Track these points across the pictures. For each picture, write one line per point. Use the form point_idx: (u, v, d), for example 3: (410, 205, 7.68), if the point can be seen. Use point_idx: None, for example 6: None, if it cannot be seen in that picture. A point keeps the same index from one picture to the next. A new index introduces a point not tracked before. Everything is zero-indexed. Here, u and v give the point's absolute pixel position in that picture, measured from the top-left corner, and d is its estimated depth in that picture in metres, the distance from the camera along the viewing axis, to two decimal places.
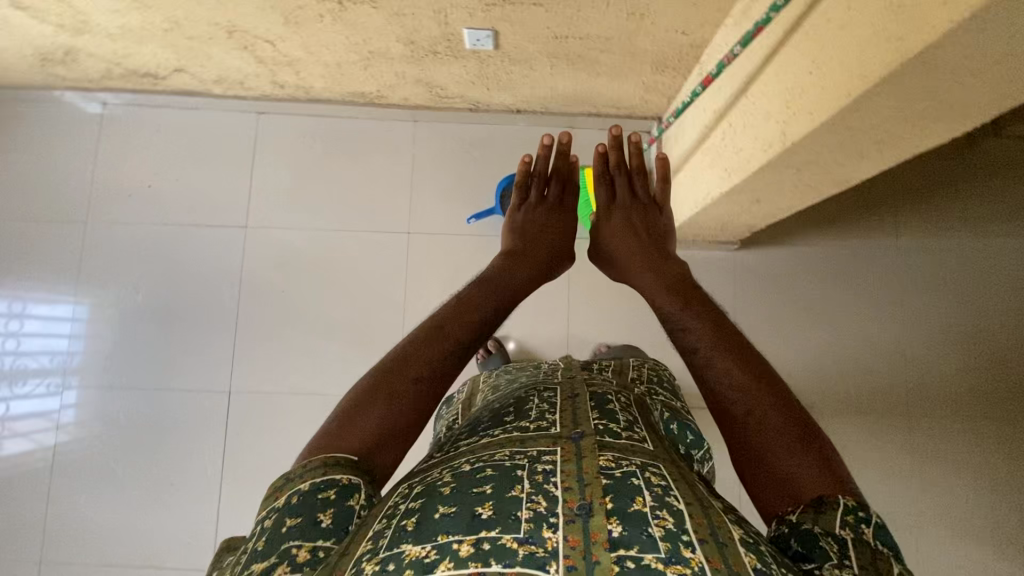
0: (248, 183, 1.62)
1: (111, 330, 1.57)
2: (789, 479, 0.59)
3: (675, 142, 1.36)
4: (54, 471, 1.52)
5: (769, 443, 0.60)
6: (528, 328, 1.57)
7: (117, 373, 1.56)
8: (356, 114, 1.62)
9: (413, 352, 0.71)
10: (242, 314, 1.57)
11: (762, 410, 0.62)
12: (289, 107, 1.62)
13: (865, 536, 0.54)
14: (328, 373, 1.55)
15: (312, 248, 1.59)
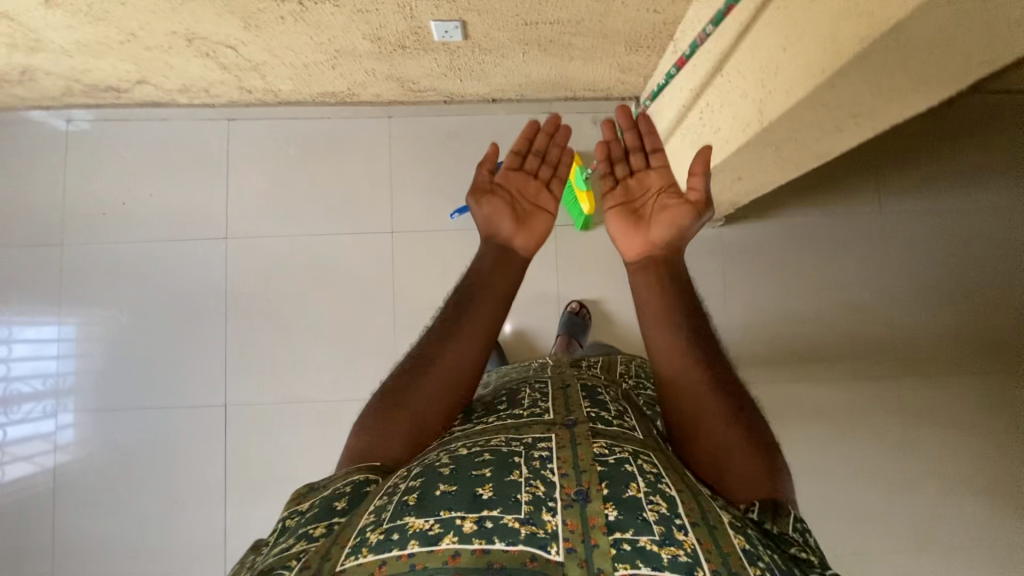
0: (226, 193, 1.59)
1: (101, 349, 1.56)
2: (760, 479, 0.79)
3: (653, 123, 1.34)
4: (57, 492, 1.52)
5: (753, 446, 0.80)
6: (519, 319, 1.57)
7: (110, 392, 1.55)
8: (329, 114, 1.59)
9: (421, 356, 0.91)
10: (232, 326, 1.56)
11: (736, 424, 0.81)
12: (259, 112, 1.58)
13: (806, 537, 0.76)
14: (322, 378, 1.55)
15: (296, 254, 1.57)
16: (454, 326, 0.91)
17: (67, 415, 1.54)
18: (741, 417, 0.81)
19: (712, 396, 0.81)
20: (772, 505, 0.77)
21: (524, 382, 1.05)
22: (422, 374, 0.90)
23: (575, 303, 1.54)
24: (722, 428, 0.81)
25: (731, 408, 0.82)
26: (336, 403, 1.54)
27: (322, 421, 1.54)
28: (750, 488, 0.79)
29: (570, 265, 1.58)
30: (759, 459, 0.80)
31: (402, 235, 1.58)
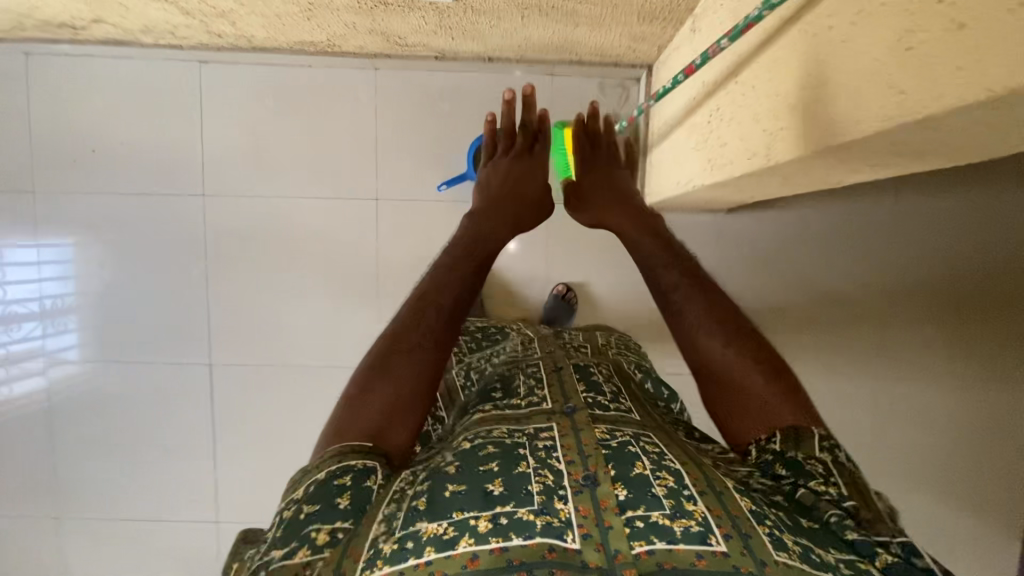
0: (202, 144, 1.49)
1: (86, 292, 1.55)
2: (774, 420, 0.82)
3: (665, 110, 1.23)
4: (55, 423, 1.59)
5: (769, 390, 0.83)
6: (502, 299, 1.53)
7: (101, 332, 1.56)
8: (311, 62, 1.45)
9: (402, 326, 0.87)
10: (216, 285, 1.54)
11: (747, 362, 0.85)
12: (233, 57, 1.45)
13: (839, 457, 0.77)
14: (305, 342, 1.55)
15: (277, 216, 1.51)
16: (456, 279, 0.95)
17: (59, 336, 1.56)
18: (751, 353, 0.86)
19: (717, 341, 0.87)
20: (796, 430, 0.79)
21: (516, 364, 1.04)
22: (414, 337, 0.86)
23: (561, 286, 1.50)
24: (734, 370, 0.85)
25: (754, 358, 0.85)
26: (320, 368, 1.57)
27: (307, 386, 1.57)
28: (773, 421, 0.81)
29: (561, 244, 1.52)
30: (777, 386, 0.83)
31: (389, 203, 1.51)
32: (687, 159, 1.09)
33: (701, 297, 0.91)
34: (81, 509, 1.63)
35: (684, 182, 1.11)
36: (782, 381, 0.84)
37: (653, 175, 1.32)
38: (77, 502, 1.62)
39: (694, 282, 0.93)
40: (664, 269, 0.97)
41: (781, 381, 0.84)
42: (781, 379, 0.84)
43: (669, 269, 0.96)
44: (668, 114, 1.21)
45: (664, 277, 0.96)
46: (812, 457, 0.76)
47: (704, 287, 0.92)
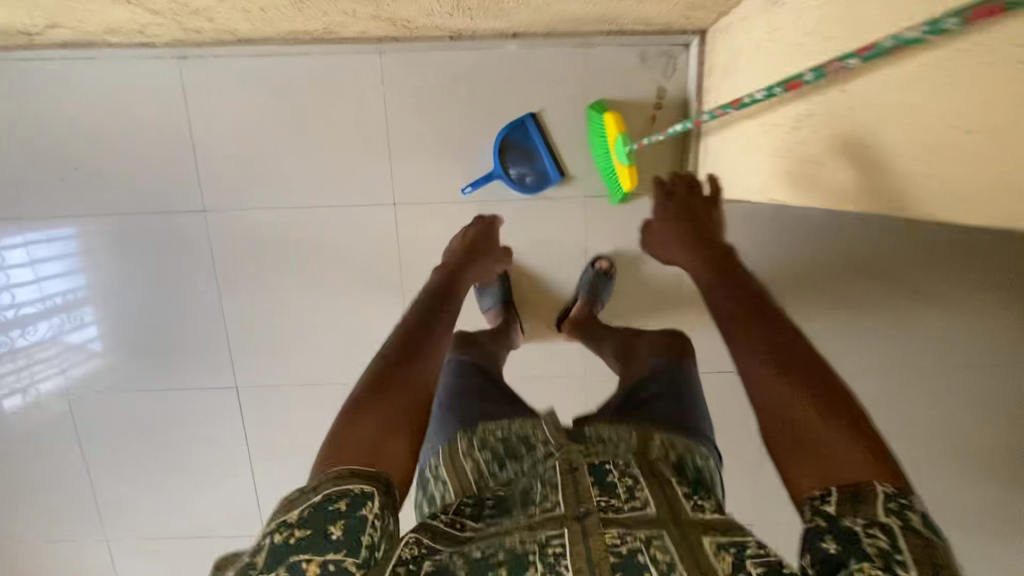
0: (196, 152, 1.34)
1: (96, 304, 1.44)
2: (836, 466, 0.65)
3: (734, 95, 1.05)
4: (83, 445, 1.54)
5: (831, 429, 0.68)
6: (538, 305, 1.42)
7: (119, 344, 1.46)
8: (308, 50, 1.26)
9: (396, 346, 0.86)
10: (232, 304, 1.43)
11: (800, 394, 0.72)
12: (217, 51, 1.26)
13: (913, 522, 0.58)
14: (332, 359, 1.47)
15: (288, 229, 1.38)
16: (445, 315, 0.97)
17: (76, 335, 1.46)
18: (807, 382, 0.73)
19: (769, 367, 0.75)
20: (854, 484, 0.62)
21: (540, 430, 0.89)
22: (413, 360, 0.85)
23: (604, 261, 1.36)
24: (785, 403, 0.72)
25: (813, 391, 0.72)
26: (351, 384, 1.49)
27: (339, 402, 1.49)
28: (829, 472, 0.65)
29: (601, 241, 1.38)
30: (835, 424, 0.68)
31: (409, 206, 1.36)
32: (769, 164, 0.92)
33: (760, 325, 0.80)
34: (125, 533, 1.61)
35: (770, 193, 0.94)
36: (842, 416, 0.69)
37: (720, 173, 1.15)
38: (121, 521, 1.60)
39: (750, 311, 0.83)
40: (722, 302, 0.86)
41: (844, 418, 0.69)
42: (843, 415, 0.69)
43: (730, 301, 0.85)
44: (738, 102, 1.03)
45: (720, 309, 0.86)
46: (873, 525, 0.58)
47: (765, 317, 0.81)
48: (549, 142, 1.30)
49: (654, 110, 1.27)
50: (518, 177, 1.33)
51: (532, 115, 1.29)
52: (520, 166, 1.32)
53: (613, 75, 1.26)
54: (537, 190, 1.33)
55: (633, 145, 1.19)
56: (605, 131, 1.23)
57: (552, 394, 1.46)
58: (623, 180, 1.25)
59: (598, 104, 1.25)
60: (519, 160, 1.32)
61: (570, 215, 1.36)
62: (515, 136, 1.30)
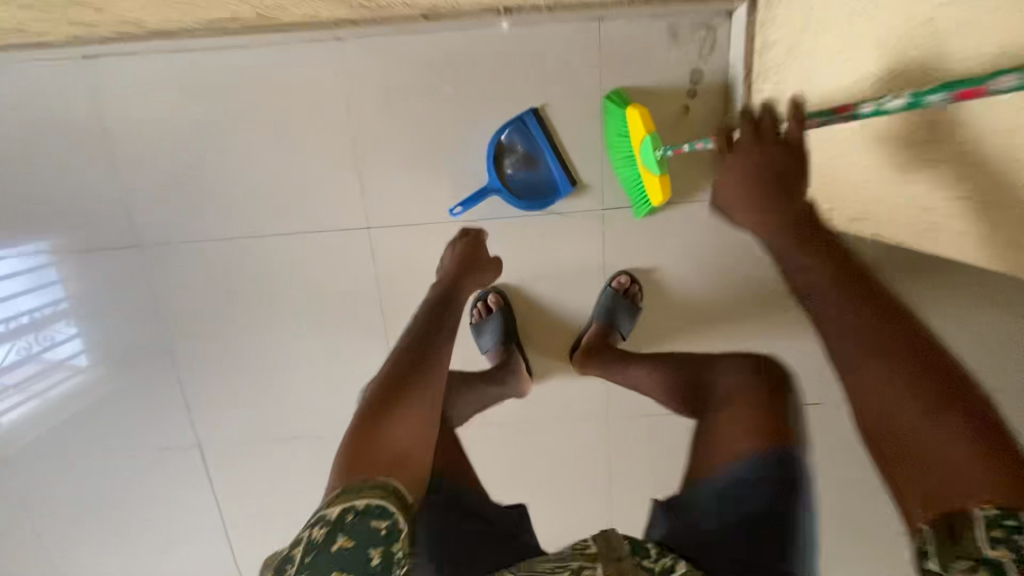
0: (132, 172, 1.11)
1: (79, 326, 1.19)
2: (943, 479, 0.43)
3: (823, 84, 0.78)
4: (31, 502, 1.28)
5: (933, 429, 0.44)
6: (548, 341, 1.19)
7: (104, 364, 1.21)
8: (255, 44, 1.03)
9: (395, 367, 0.80)
10: (188, 348, 1.20)
11: (897, 389, 0.47)
12: (144, 50, 1.04)
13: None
14: (306, 412, 1.24)
15: (243, 262, 1.15)
16: (452, 323, 0.89)
17: (52, 356, 1.20)
18: (903, 366, 0.47)
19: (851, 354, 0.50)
20: (955, 510, 0.41)
21: None
22: (423, 366, 0.80)
23: (624, 276, 1.12)
24: (858, 395, 0.49)
25: (898, 368, 0.47)
26: (331, 440, 1.26)
27: (317, 459, 1.27)
28: (940, 492, 0.42)
29: (621, 262, 1.13)
30: (950, 427, 0.44)
31: (388, 230, 1.12)
32: (918, 182, 0.66)
33: (847, 297, 0.52)
34: None
35: (920, 219, 0.69)
36: (952, 409, 0.44)
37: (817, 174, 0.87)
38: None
39: (833, 276, 0.54)
40: (800, 270, 0.57)
41: (958, 416, 0.44)
42: (956, 410, 0.44)
43: (807, 264, 0.57)
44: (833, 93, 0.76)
45: (792, 278, 0.59)
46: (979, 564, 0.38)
47: (854, 280, 0.53)
48: (556, 144, 1.05)
49: (688, 99, 1.01)
50: (520, 189, 1.08)
51: (534, 111, 1.04)
52: (521, 175, 1.08)
53: (635, 58, 1.00)
54: (543, 205, 1.08)
55: (666, 150, 0.93)
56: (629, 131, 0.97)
57: (567, 442, 1.24)
58: (652, 190, 0.99)
59: (618, 94, 1.00)
60: (520, 167, 1.07)
61: (584, 232, 1.11)
62: (513, 137, 1.05)
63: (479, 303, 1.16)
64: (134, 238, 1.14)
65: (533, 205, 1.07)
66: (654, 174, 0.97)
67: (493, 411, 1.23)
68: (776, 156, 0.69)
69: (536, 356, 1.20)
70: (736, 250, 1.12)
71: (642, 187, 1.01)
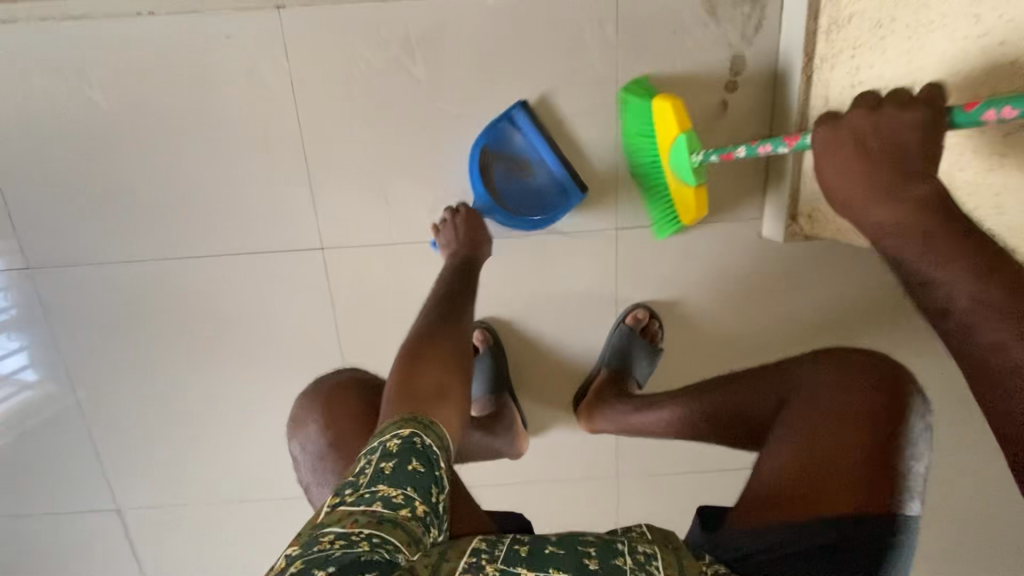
0: (24, 172, 0.87)
1: (30, 333, 0.94)
2: None
3: (951, 65, 0.56)
4: None
5: None
6: (543, 386, 0.97)
7: (60, 377, 0.96)
8: (166, 10, 0.81)
9: (428, 320, 0.72)
10: (101, 385, 0.97)
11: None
12: (34, 15, 0.81)
13: None
14: (250, 468, 1.01)
15: (170, 285, 0.92)
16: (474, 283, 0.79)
17: None
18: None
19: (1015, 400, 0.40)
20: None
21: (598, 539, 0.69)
22: (446, 341, 0.69)
23: (641, 310, 0.92)
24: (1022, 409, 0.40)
25: None
26: (281, 500, 1.04)
27: (263, 522, 1.05)
28: None
29: (637, 292, 0.92)
30: None
31: (344, 250, 0.90)
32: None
33: (998, 299, 0.42)
34: None
35: None
36: None
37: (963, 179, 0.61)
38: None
39: (980, 291, 0.43)
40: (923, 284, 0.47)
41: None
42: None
43: (947, 269, 0.45)
44: (972, 76, 0.54)
45: (913, 287, 0.48)
46: None
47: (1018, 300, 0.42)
48: (553, 145, 0.83)
49: (727, 89, 0.80)
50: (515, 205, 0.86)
51: (521, 104, 0.82)
52: (515, 186, 0.86)
53: (661, 35, 0.79)
54: (546, 224, 0.85)
55: (701, 154, 0.73)
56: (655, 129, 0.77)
57: (563, 504, 1.04)
58: (685, 204, 0.80)
59: (633, 84, 0.80)
60: (513, 177, 0.86)
61: (588, 255, 0.90)
62: (502, 139, 0.83)
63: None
64: (25, 250, 0.91)
65: (531, 223, 0.84)
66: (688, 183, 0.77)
67: (475, 466, 1.02)
68: (894, 123, 0.54)
69: (532, 402, 0.98)
70: (778, 282, 0.90)
71: (667, 199, 0.83)
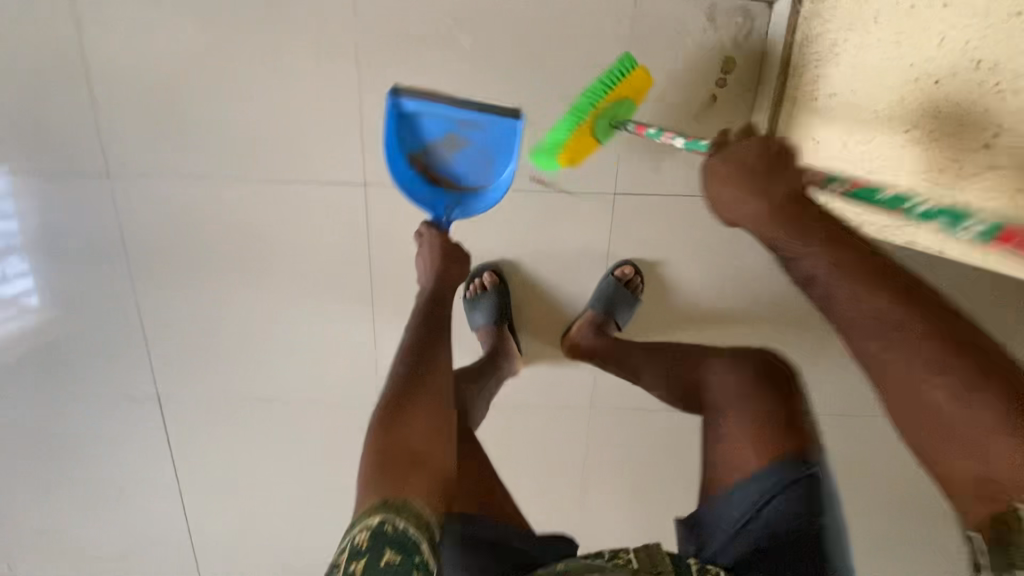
0: (110, 98, 1.02)
1: (36, 261, 1.10)
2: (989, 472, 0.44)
3: (877, 79, 0.71)
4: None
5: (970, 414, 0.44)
6: (543, 324, 1.14)
7: (59, 302, 1.13)
8: None
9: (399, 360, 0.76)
10: (156, 298, 1.13)
11: (923, 373, 0.47)
12: None
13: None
14: (277, 375, 1.18)
15: (227, 207, 1.07)
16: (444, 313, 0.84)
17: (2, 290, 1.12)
18: (945, 352, 0.46)
19: (871, 339, 0.50)
20: (998, 510, 0.44)
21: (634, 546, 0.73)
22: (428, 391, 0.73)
23: (628, 267, 1.08)
24: (906, 389, 0.48)
25: (930, 348, 0.47)
26: (304, 404, 1.20)
27: (286, 421, 1.21)
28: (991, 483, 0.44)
29: (627, 250, 1.09)
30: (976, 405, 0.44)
31: (388, 191, 1.06)
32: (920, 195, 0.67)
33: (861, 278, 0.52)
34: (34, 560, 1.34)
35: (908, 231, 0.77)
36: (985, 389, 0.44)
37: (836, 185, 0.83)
38: (38, 542, 1.32)
39: (835, 260, 0.54)
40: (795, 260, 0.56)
41: (1002, 391, 0.44)
42: (996, 387, 0.44)
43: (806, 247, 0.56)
44: (890, 88, 0.70)
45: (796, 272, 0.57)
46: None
47: (862, 262, 0.53)
48: (458, 104, 0.85)
49: (717, 84, 0.97)
50: (473, 176, 0.93)
51: (394, 92, 0.85)
52: (460, 162, 0.92)
53: (668, 34, 0.95)
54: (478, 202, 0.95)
55: (626, 127, 0.88)
56: (614, 89, 0.85)
57: (553, 429, 1.21)
58: (577, 150, 0.91)
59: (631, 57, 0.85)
60: (451, 155, 0.91)
61: (589, 215, 1.07)
62: (412, 134, 0.89)
63: (474, 279, 1.11)
64: (102, 169, 1.05)
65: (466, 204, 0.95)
66: (596, 140, 0.91)
67: None
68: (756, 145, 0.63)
69: (528, 338, 1.15)
70: (743, 253, 1.08)
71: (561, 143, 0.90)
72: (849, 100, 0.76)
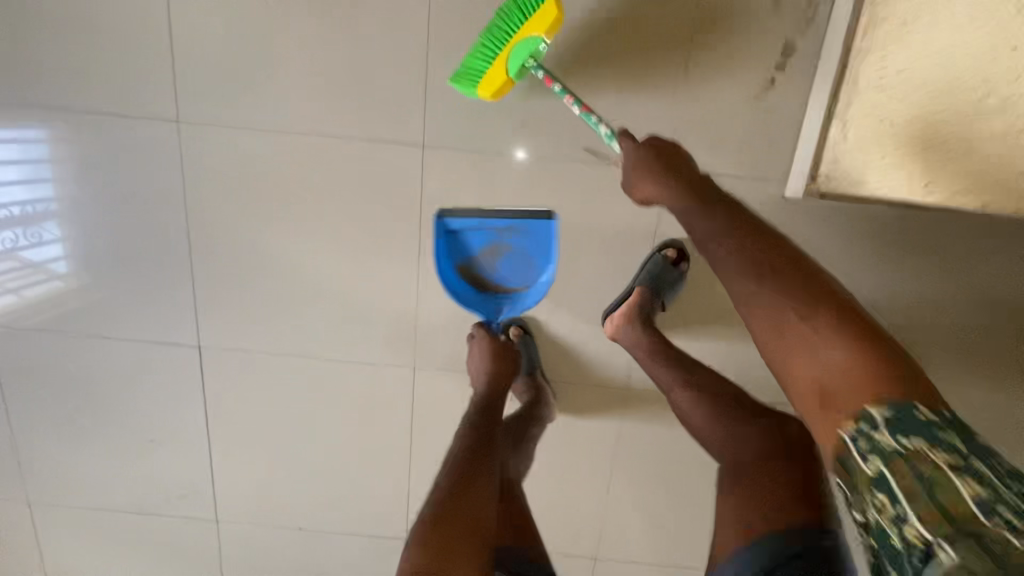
0: (185, 49, 1.05)
1: (70, 216, 1.14)
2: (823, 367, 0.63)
3: (948, 50, 0.86)
4: (27, 381, 1.24)
5: (815, 332, 0.65)
6: (586, 297, 1.15)
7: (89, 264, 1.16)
8: None
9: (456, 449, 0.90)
10: (204, 250, 1.15)
11: (783, 299, 0.68)
12: None
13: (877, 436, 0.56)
14: (316, 331, 1.19)
15: (285, 161, 1.10)
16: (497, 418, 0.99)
17: (33, 254, 1.16)
18: (797, 288, 0.68)
19: (749, 280, 0.71)
20: (843, 420, 0.60)
21: None
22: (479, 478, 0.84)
23: (672, 247, 1.09)
24: (767, 312, 0.69)
25: (789, 292, 0.68)
26: (339, 362, 1.21)
27: (320, 378, 1.22)
28: (825, 385, 0.62)
29: (672, 229, 1.10)
30: (817, 321, 0.65)
31: (445, 154, 1.08)
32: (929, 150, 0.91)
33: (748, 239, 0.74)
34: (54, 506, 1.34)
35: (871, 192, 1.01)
36: (823, 313, 0.65)
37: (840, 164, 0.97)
38: (60, 488, 1.33)
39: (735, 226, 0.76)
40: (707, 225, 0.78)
41: (829, 313, 0.65)
42: (829, 309, 0.66)
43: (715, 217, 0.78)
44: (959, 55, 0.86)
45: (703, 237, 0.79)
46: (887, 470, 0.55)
47: (752, 228, 0.76)
48: (493, 214, 1.05)
49: (777, 68, 0.99)
50: (516, 279, 1.10)
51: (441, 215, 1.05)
52: (503, 266, 1.09)
53: (733, 17, 0.97)
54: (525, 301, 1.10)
55: (535, 70, 0.94)
56: (523, 24, 0.92)
57: (583, 404, 1.22)
58: (492, 82, 0.97)
59: None
60: (495, 260, 1.09)
61: None
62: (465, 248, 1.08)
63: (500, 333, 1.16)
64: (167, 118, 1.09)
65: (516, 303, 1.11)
66: (509, 75, 0.97)
67: None
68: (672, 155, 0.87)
69: (568, 310, 1.16)
70: None
71: (480, 73, 0.97)
72: (922, 68, 0.88)
